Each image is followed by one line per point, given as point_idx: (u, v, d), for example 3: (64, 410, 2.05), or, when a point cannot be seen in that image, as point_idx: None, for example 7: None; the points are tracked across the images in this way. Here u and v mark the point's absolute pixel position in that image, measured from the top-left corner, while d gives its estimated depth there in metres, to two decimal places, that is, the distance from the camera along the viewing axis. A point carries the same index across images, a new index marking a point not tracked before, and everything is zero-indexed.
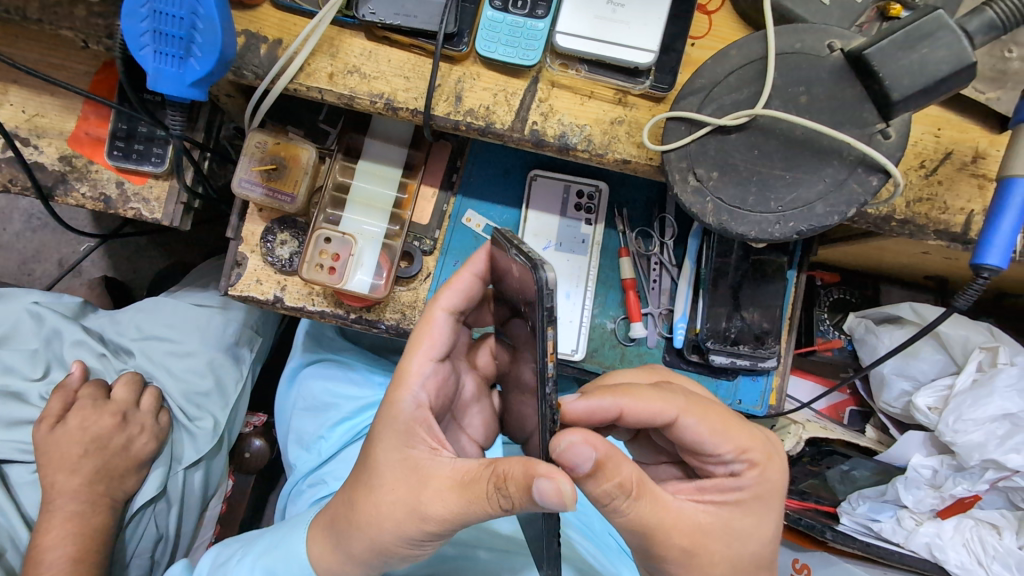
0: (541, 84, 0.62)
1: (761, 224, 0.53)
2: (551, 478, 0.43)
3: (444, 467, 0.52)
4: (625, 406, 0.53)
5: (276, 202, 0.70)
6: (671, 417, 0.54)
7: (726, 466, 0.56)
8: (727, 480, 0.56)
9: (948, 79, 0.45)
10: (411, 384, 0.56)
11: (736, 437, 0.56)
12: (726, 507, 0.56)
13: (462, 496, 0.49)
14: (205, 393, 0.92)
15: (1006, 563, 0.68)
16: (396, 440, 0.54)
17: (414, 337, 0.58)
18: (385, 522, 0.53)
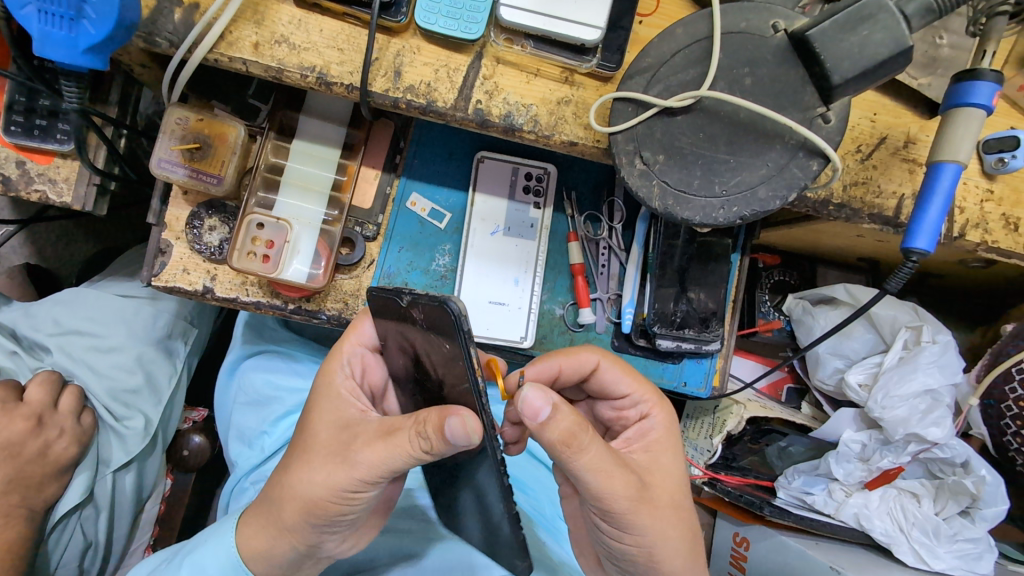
0: (485, 60, 0.59)
1: (705, 209, 0.52)
2: (458, 415, 0.43)
3: (373, 422, 0.52)
4: (561, 363, 0.57)
5: (201, 184, 0.64)
6: (593, 362, 0.58)
7: (640, 408, 0.59)
8: (642, 422, 0.58)
9: (887, 62, 0.45)
10: (342, 361, 0.57)
11: (640, 378, 0.59)
12: (654, 454, 0.56)
13: (383, 447, 0.48)
14: (134, 391, 0.86)
15: (925, 530, 0.72)
16: (332, 409, 0.54)
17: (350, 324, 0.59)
18: (315, 491, 0.51)
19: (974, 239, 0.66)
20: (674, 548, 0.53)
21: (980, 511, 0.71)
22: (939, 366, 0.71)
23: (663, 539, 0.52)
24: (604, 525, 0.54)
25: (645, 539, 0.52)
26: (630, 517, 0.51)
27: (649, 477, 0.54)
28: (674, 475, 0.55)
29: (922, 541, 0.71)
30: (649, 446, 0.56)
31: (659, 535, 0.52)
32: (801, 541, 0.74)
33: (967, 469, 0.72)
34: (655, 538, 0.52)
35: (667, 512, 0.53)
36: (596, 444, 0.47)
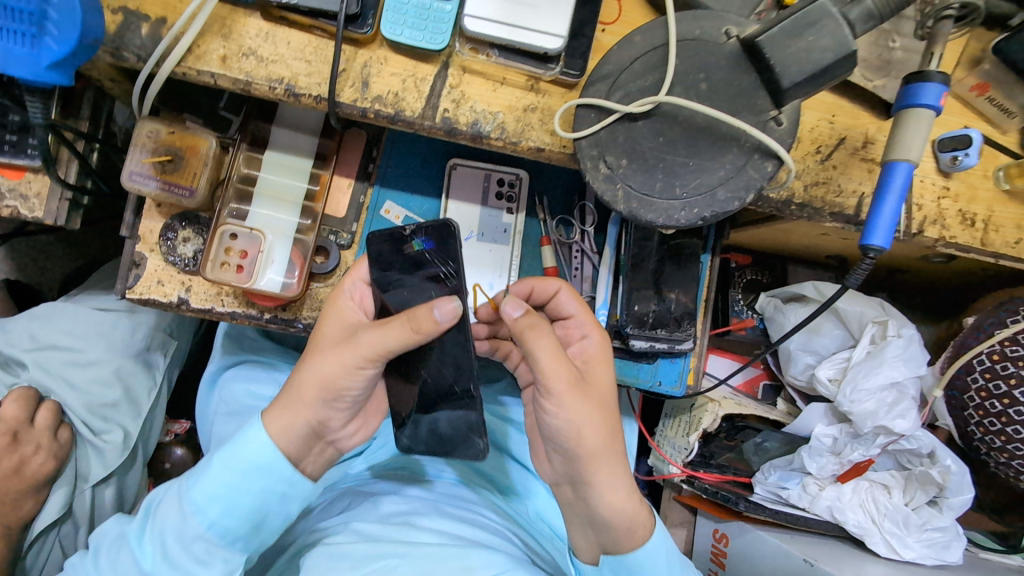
0: (452, 70, 0.60)
1: (667, 211, 0.54)
2: (449, 300, 0.54)
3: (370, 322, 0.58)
4: (532, 288, 0.65)
5: (173, 196, 0.65)
6: (555, 288, 0.64)
7: (582, 328, 0.63)
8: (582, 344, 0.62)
9: (833, 66, 0.46)
10: (345, 285, 0.62)
11: (591, 310, 0.64)
12: (591, 363, 0.60)
13: (381, 329, 0.55)
14: (112, 404, 0.86)
15: (896, 520, 0.74)
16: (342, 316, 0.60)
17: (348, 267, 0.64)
18: (324, 373, 0.56)
19: (932, 235, 0.68)
20: (600, 435, 0.57)
21: (947, 499, 0.73)
22: (904, 359, 0.73)
23: (589, 423, 0.56)
24: (539, 403, 0.58)
25: (572, 421, 0.56)
26: (563, 397, 0.55)
27: (586, 377, 0.59)
28: (609, 378, 0.60)
29: (892, 530, 0.73)
30: (588, 358, 0.61)
31: (590, 423, 0.56)
32: (777, 535, 0.76)
33: (932, 459, 0.73)
34: (582, 421, 0.56)
35: (596, 404, 0.57)
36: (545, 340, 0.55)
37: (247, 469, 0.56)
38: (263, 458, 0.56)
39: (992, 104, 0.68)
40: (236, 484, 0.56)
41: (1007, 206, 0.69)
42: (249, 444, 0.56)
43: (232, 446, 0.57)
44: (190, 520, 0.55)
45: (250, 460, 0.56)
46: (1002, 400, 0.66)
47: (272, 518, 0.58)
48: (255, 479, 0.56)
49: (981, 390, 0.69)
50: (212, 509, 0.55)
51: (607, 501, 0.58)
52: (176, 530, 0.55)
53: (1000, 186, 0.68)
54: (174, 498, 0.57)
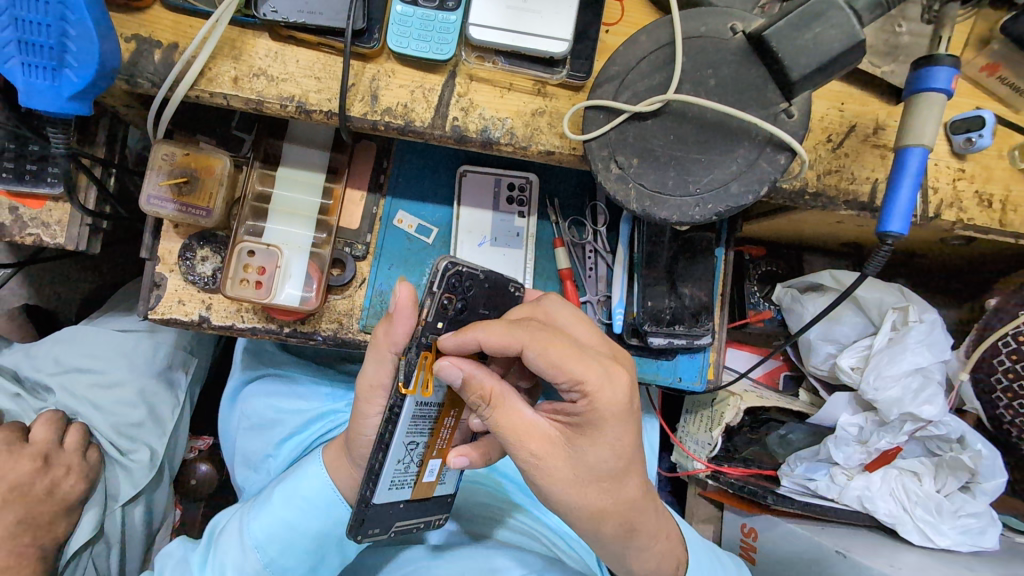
0: (459, 79, 0.61)
1: (681, 208, 0.54)
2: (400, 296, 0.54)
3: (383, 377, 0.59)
4: (483, 342, 0.52)
5: (190, 217, 0.66)
6: (517, 350, 0.52)
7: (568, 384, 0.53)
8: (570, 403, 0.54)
9: (842, 56, 0.46)
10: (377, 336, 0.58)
11: (582, 360, 0.51)
12: (573, 434, 0.55)
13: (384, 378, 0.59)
14: (137, 424, 0.87)
15: (928, 507, 0.73)
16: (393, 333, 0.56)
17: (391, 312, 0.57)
18: (381, 376, 0.60)
19: (950, 219, 0.67)
20: (593, 501, 0.56)
21: (979, 485, 0.72)
22: (927, 344, 0.72)
23: (572, 496, 0.56)
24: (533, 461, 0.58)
25: (561, 494, 0.56)
26: (539, 479, 0.55)
27: (575, 449, 0.55)
28: (600, 453, 0.54)
29: (926, 518, 0.72)
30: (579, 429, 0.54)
31: (569, 497, 0.56)
32: (807, 527, 0.76)
33: (962, 445, 0.73)
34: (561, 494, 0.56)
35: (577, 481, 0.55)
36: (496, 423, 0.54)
37: (305, 508, 0.67)
38: (319, 498, 0.67)
39: (1003, 84, 0.67)
40: (297, 518, 0.66)
41: None
42: (307, 483, 0.67)
43: (291, 485, 0.68)
44: (254, 552, 0.66)
45: (306, 498, 0.67)
46: None
47: (326, 553, 0.69)
48: (311, 517, 0.67)
49: (1008, 372, 0.68)
50: (273, 544, 0.66)
51: (634, 498, 0.58)
52: (239, 562, 0.66)
53: (1016, 165, 0.68)
54: (236, 525, 0.68)
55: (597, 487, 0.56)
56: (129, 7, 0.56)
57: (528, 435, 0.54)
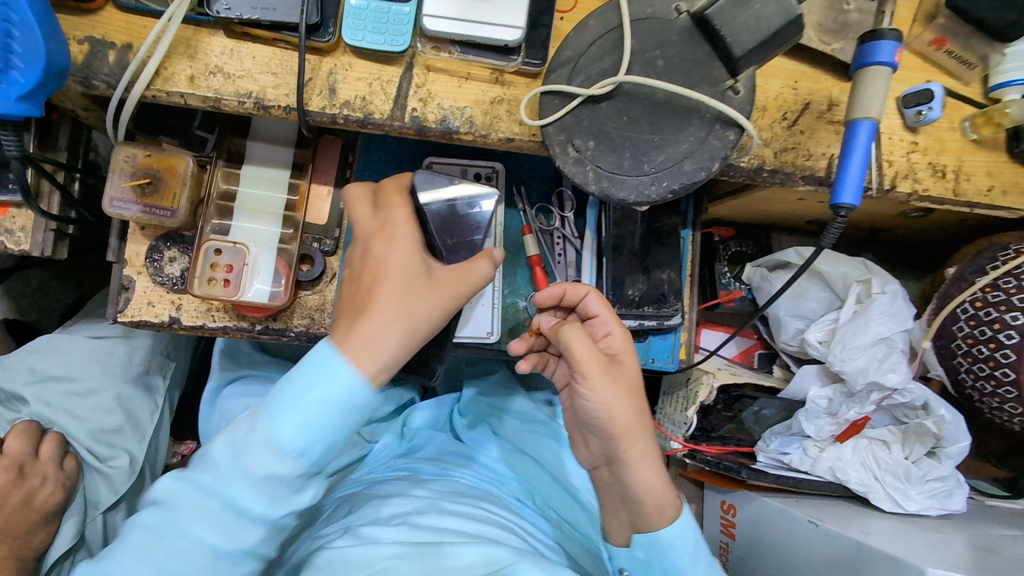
0: (416, 70, 0.61)
1: (638, 187, 0.55)
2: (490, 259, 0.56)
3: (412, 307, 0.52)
4: (568, 288, 0.67)
5: (155, 219, 0.66)
6: (583, 292, 0.67)
7: (606, 327, 0.65)
8: (606, 342, 0.65)
9: (780, 32, 0.47)
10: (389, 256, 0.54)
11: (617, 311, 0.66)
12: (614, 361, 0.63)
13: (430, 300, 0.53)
14: (115, 430, 0.86)
15: (898, 474, 0.74)
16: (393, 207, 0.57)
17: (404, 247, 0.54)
18: (400, 299, 0.52)
19: (905, 190, 0.69)
20: (625, 418, 0.60)
21: (944, 450, 0.74)
22: (890, 315, 0.74)
23: (619, 405, 0.60)
24: (575, 388, 0.62)
25: (604, 404, 0.59)
26: (597, 380, 0.59)
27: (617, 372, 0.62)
28: (633, 373, 0.63)
29: (895, 485, 0.74)
30: (613, 356, 0.64)
31: (621, 408, 0.59)
32: (782, 500, 0.78)
33: (927, 411, 0.75)
34: (616, 401, 0.60)
35: (625, 391, 0.61)
36: (576, 342, 0.60)
37: (339, 406, 0.49)
38: (355, 398, 0.50)
39: (951, 57, 0.69)
40: (247, 453, 0.49)
41: (976, 155, 0.70)
42: (336, 382, 0.49)
43: (317, 370, 0.49)
44: (284, 451, 0.48)
45: (342, 401, 0.49)
46: (988, 345, 0.67)
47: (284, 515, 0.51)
48: (346, 420, 0.50)
49: (968, 337, 0.69)
50: (261, 461, 0.49)
51: None
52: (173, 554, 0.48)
53: (968, 136, 0.70)
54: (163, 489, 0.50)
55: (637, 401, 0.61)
56: (80, 9, 0.56)
57: (590, 353, 0.60)
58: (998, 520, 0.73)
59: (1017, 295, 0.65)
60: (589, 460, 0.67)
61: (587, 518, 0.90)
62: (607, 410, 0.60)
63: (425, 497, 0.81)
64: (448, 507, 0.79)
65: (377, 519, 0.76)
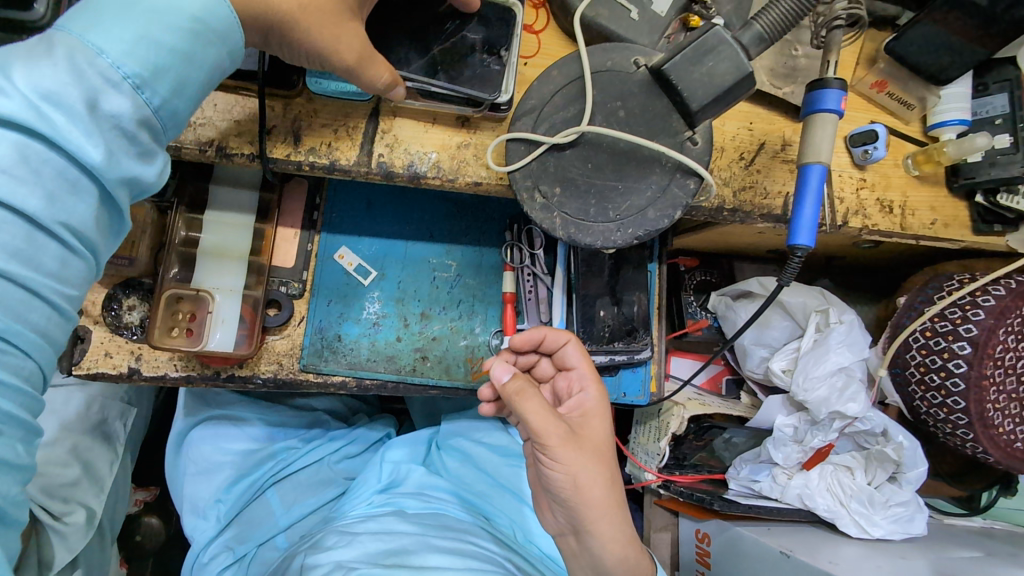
0: (382, 115, 0.61)
1: (604, 234, 0.56)
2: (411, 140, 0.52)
3: None
4: (547, 333, 0.68)
5: (114, 265, 0.66)
6: (563, 340, 0.68)
7: (581, 382, 0.68)
8: (578, 399, 0.67)
9: (733, 88, 0.49)
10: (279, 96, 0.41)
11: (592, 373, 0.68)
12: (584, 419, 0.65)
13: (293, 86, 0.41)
14: (71, 483, 0.81)
15: (862, 500, 0.77)
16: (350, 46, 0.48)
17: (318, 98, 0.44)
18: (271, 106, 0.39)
19: (856, 225, 0.73)
20: (595, 487, 0.60)
21: (905, 475, 0.77)
22: (848, 344, 0.77)
23: (581, 473, 0.60)
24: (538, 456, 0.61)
25: (569, 473, 0.60)
26: (561, 452, 0.59)
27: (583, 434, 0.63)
28: (600, 435, 0.64)
29: (860, 511, 0.76)
30: (584, 412, 0.66)
31: (588, 471, 0.60)
32: (754, 529, 0.79)
33: (886, 437, 0.77)
34: (580, 468, 0.60)
35: (590, 453, 0.61)
36: (534, 408, 0.58)
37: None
38: None
39: (892, 99, 0.74)
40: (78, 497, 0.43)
41: (919, 190, 0.74)
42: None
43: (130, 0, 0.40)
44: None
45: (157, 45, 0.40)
46: (939, 374, 0.71)
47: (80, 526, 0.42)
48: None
49: (920, 365, 0.73)
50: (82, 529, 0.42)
51: (591, 515, 0.61)
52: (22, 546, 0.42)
53: (910, 172, 0.74)
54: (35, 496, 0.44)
55: (606, 465, 0.62)
56: (30, 57, 0.55)
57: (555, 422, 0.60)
58: (958, 540, 0.76)
59: (962, 325, 0.69)
60: (555, 527, 0.69)
61: None
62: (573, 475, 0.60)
63: (414, 534, 0.82)
64: (437, 543, 0.81)
65: (368, 556, 0.78)
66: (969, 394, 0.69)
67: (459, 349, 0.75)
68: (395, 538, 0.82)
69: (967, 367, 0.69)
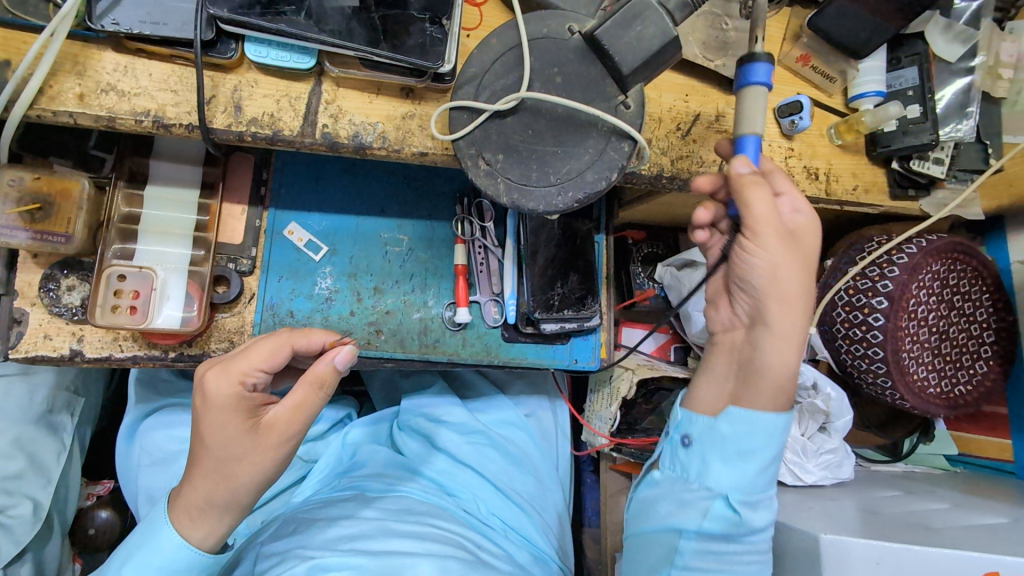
0: (325, 86, 0.62)
1: (546, 198, 0.58)
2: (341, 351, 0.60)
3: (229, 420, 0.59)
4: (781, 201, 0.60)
5: (46, 245, 0.62)
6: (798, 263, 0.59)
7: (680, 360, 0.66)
8: (767, 266, 0.59)
9: (661, 51, 0.52)
10: (224, 387, 0.59)
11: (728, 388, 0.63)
12: (790, 235, 0.59)
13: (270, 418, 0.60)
14: (15, 476, 0.79)
15: (795, 450, 0.81)
16: (301, 402, 0.61)
17: (220, 414, 0.59)
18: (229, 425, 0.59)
19: None
20: (788, 326, 0.60)
21: (833, 424, 0.83)
22: None
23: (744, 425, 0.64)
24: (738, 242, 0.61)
25: (771, 263, 0.59)
26: (771, 240, 0.58)
27: (795, 239, 0.59)
28: (810, 240, 0.60)
29: (794, 460, 0.81)
30: (780, 267, 0.59)
31: (773, 305, 0.60)
32: None
33: (816, 390, 0.82)
34: (782, 263, 0.59)
35: (797, 255, 0.59)
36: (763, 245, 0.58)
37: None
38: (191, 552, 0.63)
39: (815, 72, 0.79)
40: None
41: (842, 158, 0.80)
42: (161, 553, 0.62)
43: None
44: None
45: None
46: (861, 328, 0.77)
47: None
48: None
49: (845, 321, 0.79)
50: None
51: None
52: None
53: (834, 142, 0.79)
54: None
55: (788, 308, 0.60)
56: None
57: (810, 263, 0.61)
58: (884, 483, 0.83)
59: (880, 282, 0.75)
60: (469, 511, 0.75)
61: (531, 525, 0.96)
62: (752, 372, 0.63)
63: (375, 520, 0.82)
64: (397, 528, 0.81)
65: (327, 542, 0.78)
66: (887, 344, 0.75)
67: (413, 322, 0.76)
68: (355, 522, 0.81)
69: (885, 320, 0.75)
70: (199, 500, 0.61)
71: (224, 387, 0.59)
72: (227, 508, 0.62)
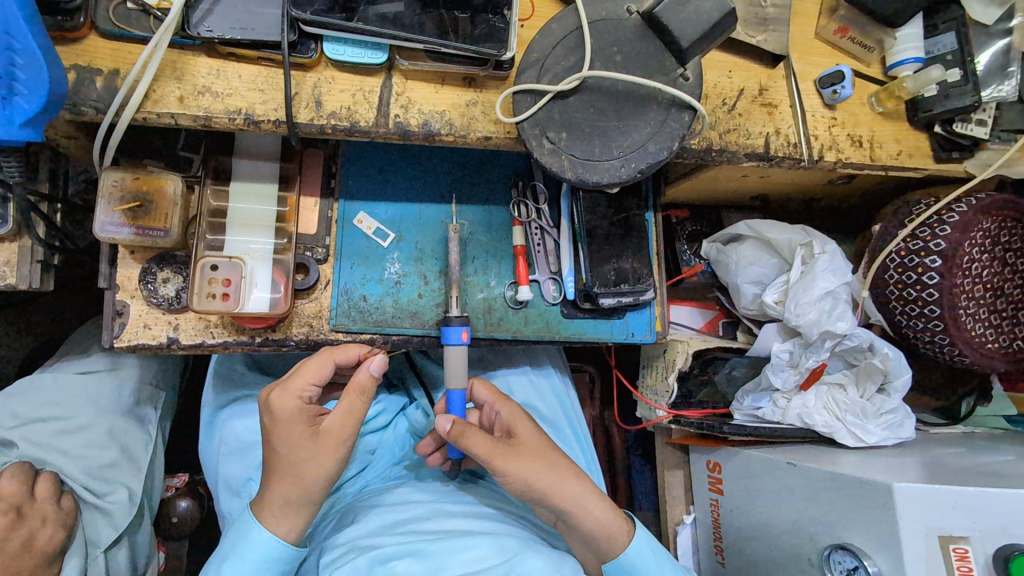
0: (395, 79, 0.66)
1: (609, 170, 0.62)
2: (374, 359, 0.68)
3: (295, 427, 0.69)
4: None
5: (148, 239, 0.67)
6: None
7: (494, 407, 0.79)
8: None
9: (720, 22, 0.54)
10: (285, 401, 0.69)
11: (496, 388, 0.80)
12: None
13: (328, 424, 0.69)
14: (110, 465, 0.83)
15: (856, 412, 0.84)
16: (350, 408, 0.70)
17: (285, 425, 0.69)
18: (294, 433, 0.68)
19: (830, 159, 0.79)
20: None
21: (892, 384, 0.84)
22: (832, 271, 0.84)
23: (528, 474, 0.72)
24: None
25: None
26: None
27: None
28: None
29: (855, 422, 0.83)
30: None
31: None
32: (761, 450, 0.85)
33: (873, 351, 0.84)
34: None
35: None
36: None
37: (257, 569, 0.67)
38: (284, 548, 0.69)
39: (853, 43, 0.81)
40: None
41: (884, 125, 0.82)
42: (255, 544, 0.67)
43: None
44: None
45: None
46: (915, 288, 0.78)
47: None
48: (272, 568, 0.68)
49: (897, 283, 0.80)
50: None
51: None
52: None
53: (875, 110, 0.81)
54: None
55: None
56: (66, 40, 0.59)
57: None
58: (946, 442, 0.83)
59: (932, 242, 0.77)
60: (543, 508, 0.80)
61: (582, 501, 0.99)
62: None
63: (428, 503, 0.87)
64: (451, 510, 0.86)
65: (382, 528, 0.81)
66: (944, 301, 0.76)
67: (477, 301, 0.80)
68: (412, 508, 0.86)
69: (940, 278, 0.76)
70: (282, 499, 0.68)
71: (286, 404, 0.69)
72: (304, 503, 0.68)
